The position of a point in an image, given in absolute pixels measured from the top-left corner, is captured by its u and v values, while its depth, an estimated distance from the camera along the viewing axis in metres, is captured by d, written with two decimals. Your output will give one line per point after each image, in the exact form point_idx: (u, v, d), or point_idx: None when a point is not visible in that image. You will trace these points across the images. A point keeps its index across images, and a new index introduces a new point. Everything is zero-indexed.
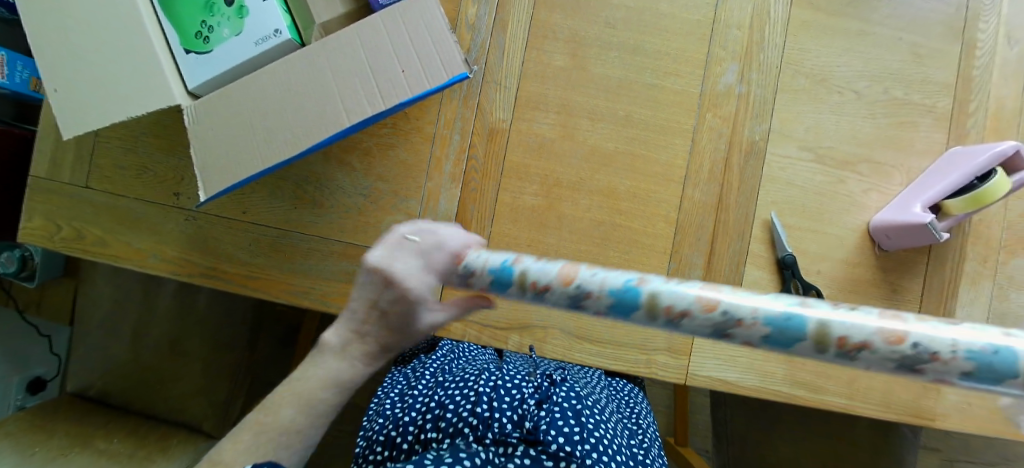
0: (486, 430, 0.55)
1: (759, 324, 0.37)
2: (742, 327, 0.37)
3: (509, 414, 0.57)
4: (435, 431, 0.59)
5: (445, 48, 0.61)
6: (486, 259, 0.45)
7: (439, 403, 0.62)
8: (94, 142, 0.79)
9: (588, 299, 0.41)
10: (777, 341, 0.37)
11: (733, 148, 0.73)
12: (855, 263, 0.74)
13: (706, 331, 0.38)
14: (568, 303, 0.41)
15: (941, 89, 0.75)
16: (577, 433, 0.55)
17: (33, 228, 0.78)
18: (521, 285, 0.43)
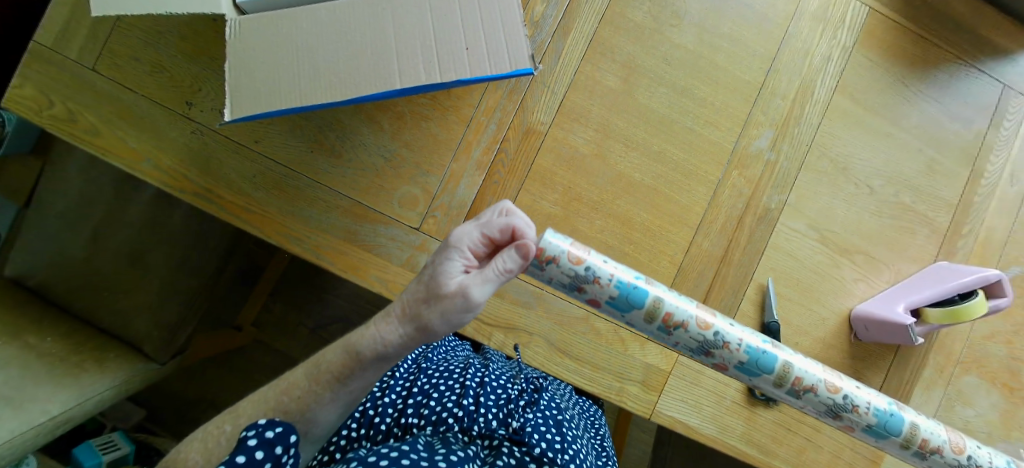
0: (472, 424, 0.57)
1: (774, 372, 0.58)
2: (854, 413, 0.59)
3: (496, 412, 0.59)
4: (415, 416, 0.60)
5: (514, 38, 0.60)
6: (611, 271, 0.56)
7: (422, 390, 0.63)
8: (114, 26, 0.75)
9: (721, 351, 0.58)
10: (786, 388, 0.59)
11: (748, 210, 0.76)
12: (830, 344, 0.77)
13: (741, 366, 0.58)
14: (697, 343, 0.58)
15: (943, 206, 0.80)
16: (558, 442, 0.59)
17: (21, 96, 0.72)
18: (653, 321, 0.57)
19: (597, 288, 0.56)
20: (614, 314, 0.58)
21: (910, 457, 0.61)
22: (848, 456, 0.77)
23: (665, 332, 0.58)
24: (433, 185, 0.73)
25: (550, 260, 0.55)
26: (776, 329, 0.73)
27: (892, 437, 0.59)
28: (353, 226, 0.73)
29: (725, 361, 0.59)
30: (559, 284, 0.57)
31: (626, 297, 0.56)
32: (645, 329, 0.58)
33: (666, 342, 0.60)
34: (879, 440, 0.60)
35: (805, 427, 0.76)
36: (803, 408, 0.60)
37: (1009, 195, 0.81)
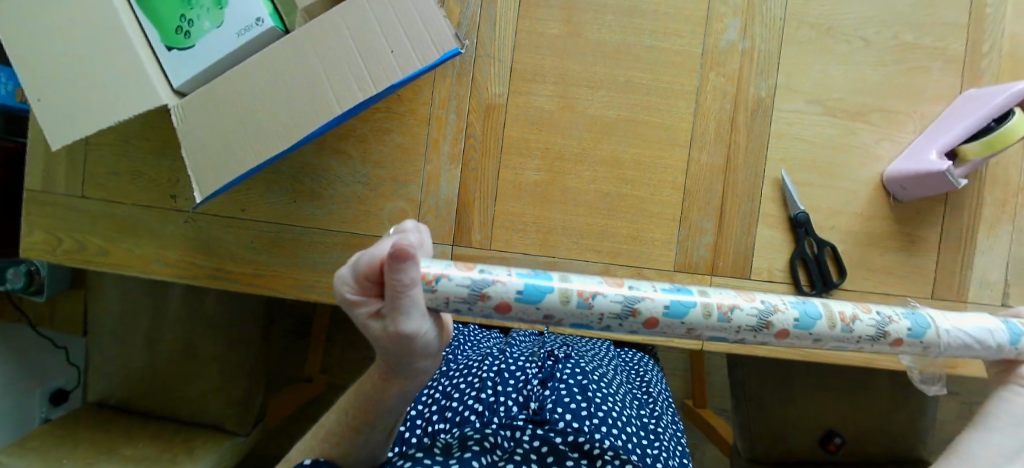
0: (493, 416, 0.59)
1: (677, 305, 0.43)
2: (779, 314, 0.44)
3: (515, 397, 0.61)
4: (442, 421, 0.62)
5: (433, 25, 0.58)
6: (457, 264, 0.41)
7: (445, 394, 0.65)
8: (84, 150, 0.78)
9: (643, 303, 0.42)
10: (712, 315, 0.43)
11: (738, 108, 0.71)
12: (869, 216, 0.73)
13: (658, 313, 0.42)
14: (617, 306, 0.42)
15: (952, 30, 0.72)
16: (585, 409, 0.59)
17: (33, 242, 0.77)
18: (568, 298, 0.41)
19: (499, 288, 0.41)
20: (523, 315, 0.42)
21: (840, 345, 0.46)
22: None
23: (586, 306, 0.42)
24: (416, 193, 0.73)
25: (438, 276, 0.40)
26: (805, 219, 0.70)
27: (821, 327, 0.45)
28: None
29: (653, 312, 0.42)
30: (458, 306, 0.41)
31: (537, 281, 0.41)
32: (561, 316, 0.42)
33: (588, 322, 0.43)
34: (817, 335, 0.45)
35: None
36: (739, 337, 0.45)
37: None
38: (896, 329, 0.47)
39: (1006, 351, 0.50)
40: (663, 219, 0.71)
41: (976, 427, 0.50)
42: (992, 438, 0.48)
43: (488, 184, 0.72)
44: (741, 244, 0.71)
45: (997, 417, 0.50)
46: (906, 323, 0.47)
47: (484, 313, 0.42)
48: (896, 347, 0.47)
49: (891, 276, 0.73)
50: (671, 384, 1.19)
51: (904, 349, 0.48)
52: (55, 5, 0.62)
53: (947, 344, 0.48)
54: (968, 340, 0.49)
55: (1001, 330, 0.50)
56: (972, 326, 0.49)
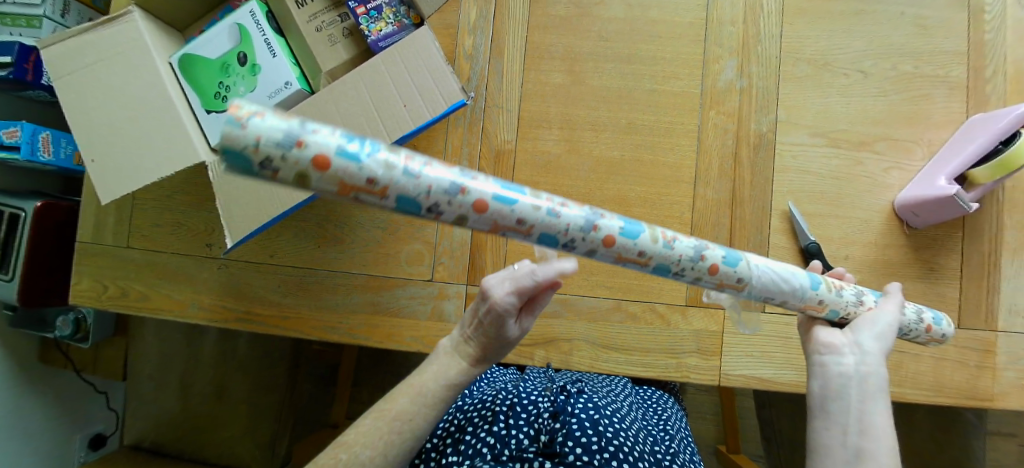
0: (504, 448, 0.60)
1: (505, 196, 0.37)
2: (605, 219, 0.41)
3: (526, 430, 0.62)
4: (454, 453, 0.62)
5: (443, 80, 0.65)
6: (268, 116, 0.32)
7: (459, 426, 0.67)
8: (131, 204, 0.84)
9: (472, 183, 0.37)
10: (542, 209, 0.38)
11: (740, 143, 0.73)
12: (883, 245, 0.72)
13: (481, 195, 0.36)
14: (444, 184, 0.35)
15: (952, 59, 0.73)
16: (595, 442, 0.58)
17: (83, 290, 0.83)
18: (395, 161, 0.34)
19: (317, 138, 0.32)
20: (345, 181, 0.33)
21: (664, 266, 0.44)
22: (955, 355, 0.70)
23: (412, 176, 0.35)
24: (432, 236, 0.78)
25: (254, 112, 0.31)
26: (816, 250, 0.69)
27: (646, 242, 0.42)
28: (376, 299, 0.78)
29: (481, 194, 0.37)
30: (268, 153, 0.31)
31: (355, 147, 0.33)
32: (385, 183, 0.34)
33: (416, 196, 0.35)
34: (643, 249, 0.42)
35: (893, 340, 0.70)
36: (569, 241, 0.40)
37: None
38: (713, 255, 0.45)
39: (810, 299, 0.51)
40: None
41: (816, 420, 0.47)
42: (833, 429, 0.46)
43: None
44: None
45: (828, 399, 0.47)
46: (721, 252, 0.46)
47: (299, 167, 0.32)
48: (717, 277, 0.46)
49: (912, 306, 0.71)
50: (700, 430, 1.15)
51: (727, 281, 0.46)
52: (110, 77, 0.69)
53: (763, 282, 0.48)
54: (776, 280, 0.48)
55: (806, 277, 0.51)
56: (780, 266, 0.49)
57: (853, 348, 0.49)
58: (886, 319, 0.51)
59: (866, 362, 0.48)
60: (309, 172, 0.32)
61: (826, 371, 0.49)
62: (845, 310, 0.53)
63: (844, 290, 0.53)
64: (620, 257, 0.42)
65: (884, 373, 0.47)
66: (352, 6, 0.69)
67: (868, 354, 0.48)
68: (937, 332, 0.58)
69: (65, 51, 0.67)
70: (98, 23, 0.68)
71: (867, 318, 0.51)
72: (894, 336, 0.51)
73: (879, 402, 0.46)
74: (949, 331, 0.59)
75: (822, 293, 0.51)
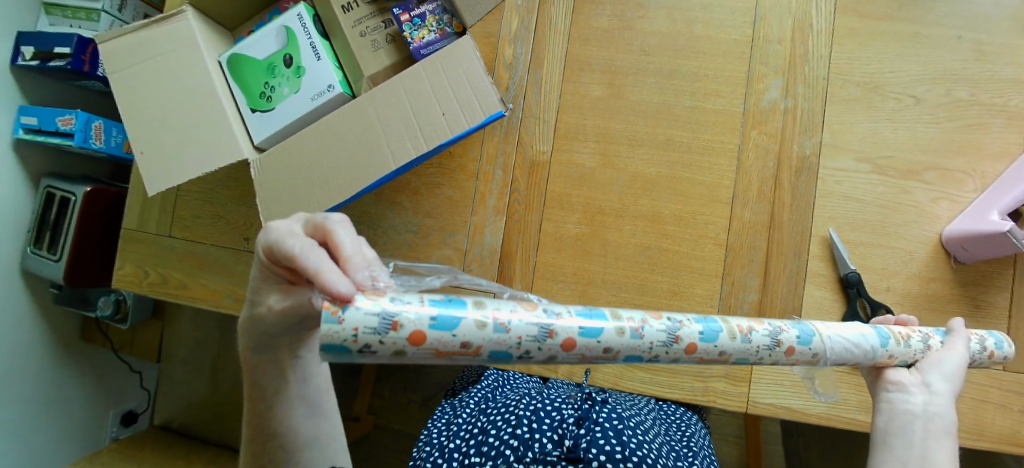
0: (527, 450, 0.60)
1: (587, 326, 0.37)
2: (685, 327, 0.40)
3: (549, 435, 0.60)
4: (477, 455, 0.63)
5: (481, 89, 0.66)
6: (357, 302, 0.33)
7: (481, 428, 0.68)
8: (175, 196, 0.87)
9: (559, 323, 0.36)
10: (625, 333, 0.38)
11: (782, 165, 0.71)
12: (928, 278, 0.69)
13: (571, 333, 0.36)
14: (533, 333, 0.35)
15: (1012, 87, 0.70)
16: (619, 452, 0.57)
17: (125, 274, 0.87)
18: (484, 319, 0.35)
19: (412, 315, 0.33)
20: (440, 348, 0.34)
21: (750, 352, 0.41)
22: (998, 396, 0.68)
23: (503, 330, 0.35)
24: (462, 242, 0.75)
25: (347, 304, 0.33)
26: (857, 280, 0.67)
27: (723, 340, 0.41)
28: None
29: (569, 332, 0.36)
30: (368, 341, 0.32)
31: (444, 316, 0.34)
32: (479, 344, 0.34)
33: (507, 349, 0.35)
34: (722, 349, 0.40)
35: None
36: (654, 357, 0.39)
37: None
38: (787, 338, 0.43)
39: (879, 356, 0.47)
40: (705, 275, 0.71)
41: (877, 452, 0.46)
42: (894, 463, 0.44)
43: (531, 235, 0.74)
44: (788, 301, 0.70)
45: (889, 434, 0.46)
46: (793, 331, 0.43)
47: (398, 346, 0.33)
48: (793, 358, 0.43)
49: None
50: (723, 451, 1.13)
51: (802, 360, 0.43)
52: (162, 72, 0.71)
53: (837, 351, 0.44)
54: (849, 346, 0.45)
55: (873, 334, 0.47)
56: (850, 331, 0.46)
57: (922, 388, 0.47)
58: (955, 361, 0.48)
59: (936, 402, 0.46)
60: (407, 348, 0.33)
61: (893, 408, 0.47)
62: (913, 357, 0.49)
63: (911, 338, 0.49)
64: (702, 359, 0.40)
65: (954, 416, 0.46)
66: (397, 13, 0.71)
67: (937, 394, 0.46)
68: (999, 357, 0.53)
69: (124, 46, 0.70)
70: (154, 20, 0.70)
71: (935, 359, 0.48)
72: (964, 377, 0.48)
73: (946, 442, 0.45)
74: (1012, 353, 0.54)
75: (890, 346, 0.47)
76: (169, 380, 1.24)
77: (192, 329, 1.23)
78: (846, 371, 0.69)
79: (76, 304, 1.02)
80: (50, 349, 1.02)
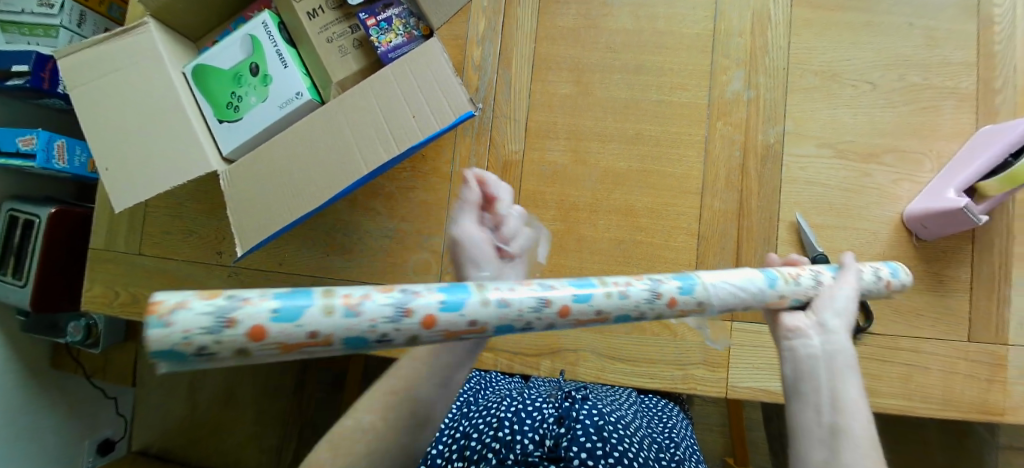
0: (508, 453, 0.59)
1: (447, 299, 0.32)
2: (555, 290, 0.35)
3: (531, 435, 0.61)
4: (460, 460, 0.63)
5: (450, 90, 0.66)
6: (185, 302, 0.27)
7: (463, 433, 0.68)
8: (144, 213, 0.86)
9: (416, 299, 0.32)
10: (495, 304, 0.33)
11: (748, 154, 0.73)
12: (892, 256, 0.72)
13: (435, 310, 0.32)
14: (388, 314, 0.30)
15: (961, 70, 0.73)
16: (600, 449, 0.58)
17: (94, 296, 0.84)
18: (331, 303, 0.29)
19: (250, 310, 0.28)
20: (286, 343, 0.28)
21: (630, 308, 0.37)
22: (965, 367, 0.70)
23: (354, 313, 0.30)
24: (439, 245, 0.76)
25: (181, 303, 0.27)
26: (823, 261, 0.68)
27: (600, 300, 0.37)
28: None
29: (427, 309, 0.32)
30: (203, 344, 0.27)
31: (285, 309, 0.28)
32: (329, 333, 0.29)
33: (362, 334, 0.30)
34: (599, 309, 0.36)
35: (900, 354, 0.71)
36: (525, 325, 0.35)
37: None
38: (669, 289, 0.39)
39: (770, 298, 0.43)
40: (680, 265, 0.72)
41: (791, 404, 0.41)
42: (806, 411, 0.40)
43: None
44: None
45: (798, 382, 0.41)
46: (676, 282, 0.40)
47: (238, 346, 0.27)
48: (677, 312, 0.39)
49: (921, 317, 0.71)
50: (708, 440, 1.14)
51: (688, 312, 0.40)
52: (125, 86, 0.70)
53: (723, 300, 0.41)
54: (735, 291, 0.41)
55: (760, 277, 0.42)
56: (738, 275, 0.42)
57: (818, 329, 0.42)
58: (846, 298, 0.44)
59: (833, 342, 0.42)
60: (249, 347, 0.28)
61: (795, 355, 0.42)
62: (806, 296, 0.44)
63: (801, 277, 0.45)
64: (578, 322, 0.36)
65: (853, 352, 0.42)
66: (363, 17, 0.71)
67: (834, 333, 0.42)
68: (897, 284, 0.49)
69: (83, 61, 0.69)
70: (114, 33, 0.69)
71: (826, 298, 0.44)
72: (856, 312, 0.44)
73: (851, 381, 0.40)
74: (909, 279, 0.50)
75: (780, 287, 0.43)
76: (145, 404, 1.20)
77: None
78: None
79: (46, 331, 0.99)
80: (17, 378, 0.98)
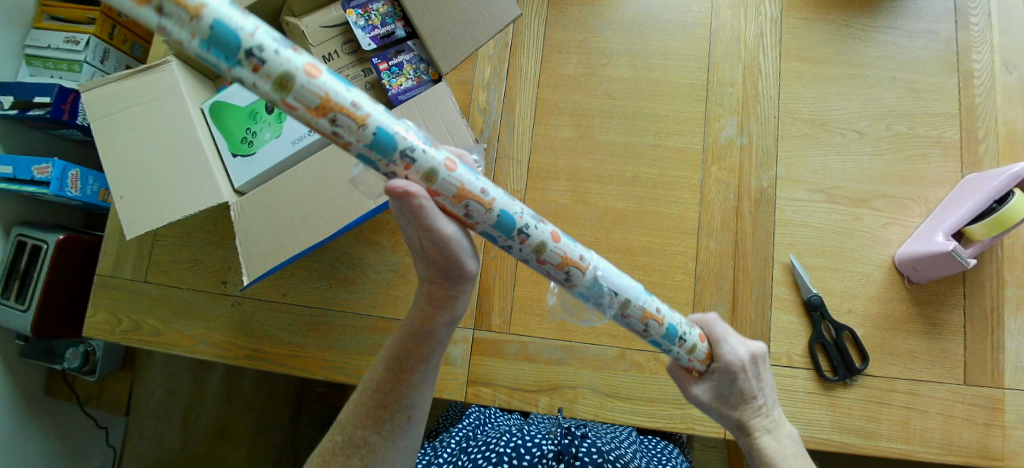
0: None
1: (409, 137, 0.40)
2: (445, 153, 0.42)
3: None
4: None
5: (456, 131, 0.70)
6: None
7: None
8: (152, 241, 0.87)
9: (307, 56, 0.37)
10: (384, 135, 0.39)
11: (742, 198, 0.76)
12: (885, 299, 0.74)
13: (386, 119, 0.39)
14: (364, 100, 0.38)
15: (945, 121, 0.77)
16: None
17: (96, 322, 0.85)
18: (325, 67, 0.37)
19: None
20: None
21: (507, 209, 0.44)
22: (963, 411, 0.70)
23: (240, 12, 0.34)
24: None
25: None
26: (819, 303, 0.72)
27: (488, 185, 0.44)
28: (384, 341, 0.79)
29: (315, 66, 0.37)
30: None
31: None
32: (366, 113, 0.38)
33: (239, 29, 0.34)
34: (485, 187, 0.43)
35: (898, 396, 0.71)
36: (405, 150, 0.40)
37: (1012, 83, 0.77)
38: (552, 227, 0.47)
39: (647, 305, 0.53)
40: (676, 303, 0.74)
41: None
42: None
43: (507, 270, 0.77)
44: (757, 327, 0.73)
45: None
46: (562, 231, 0.48)
47: None
48: (558, 247, 0.47)
49: (917, 360, 0.72)
50: None
51: (567, 253, 0.47)
52: (145, 120, 0.73)
53: (602, 277, 0.50)
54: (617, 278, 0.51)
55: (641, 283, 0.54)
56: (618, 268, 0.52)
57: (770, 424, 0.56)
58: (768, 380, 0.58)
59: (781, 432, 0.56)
60: None
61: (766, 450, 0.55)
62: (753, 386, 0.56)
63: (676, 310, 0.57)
64: (462, 190, 0.42)
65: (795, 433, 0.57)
66: (376, 62, 0.75)
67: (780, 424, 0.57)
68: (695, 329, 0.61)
69: (108, 95, 0.72)
70: (139, 70, 0.73)
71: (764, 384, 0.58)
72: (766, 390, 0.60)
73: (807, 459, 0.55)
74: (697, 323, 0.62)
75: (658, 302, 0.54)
76: (137, 436, 1.18)
77: (162, 378, 1.18)
78: (817, 393, 0.71)
79: (43, 357, 0.99)
80: (12, 404, 0.98)
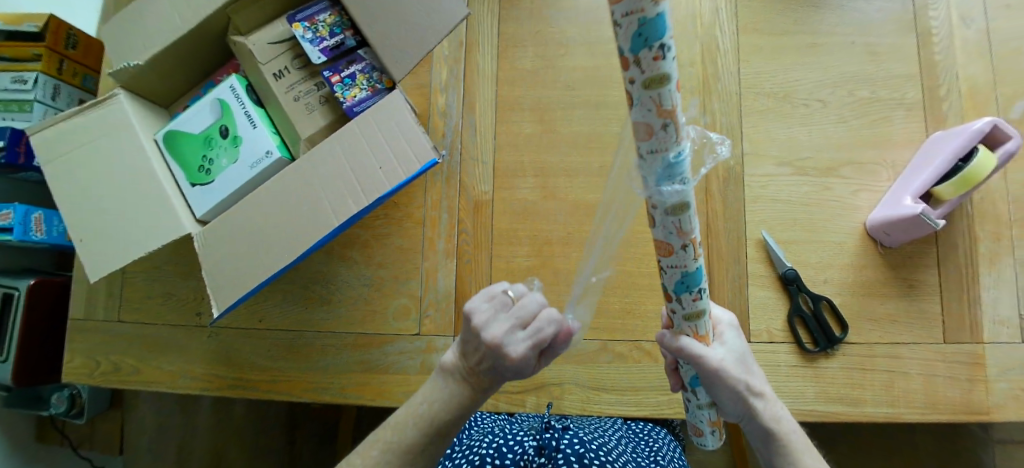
0: None
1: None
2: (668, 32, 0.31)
3: None
4: None
5: (414, 140, 0.67)
6: None
7: None
8: (121, 278, 0.85)
9: None
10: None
11: (710, 178, 0.75)
12: (860, 266, 0.74)
13: None
14: None
15: (905, 81, 0.77)
16: None
17: (74, 367, 0.83)
18: None
19: None
20: None
21: (669, 13, 0.31)
22: (945, 369, 0.71)
23: None
24: (417, 288, 0.78)
25: None
26: (795, 276, 0.71)
27: (669, 71, 0.32)
28: (365, 357, 0.77)
29: None
30: None
31: None
32: None
33: None
34: (661, 57, 0.31)
35: (880, 361, 0.71)
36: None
37: (969, 38, 0.76)
38: (676, 139, 0.36)
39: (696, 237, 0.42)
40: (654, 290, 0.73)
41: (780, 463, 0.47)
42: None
43: (482, 273, 0.77)
44: (735, 305, 0.73)
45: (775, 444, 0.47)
46: (680, 147, 0.36)
47: None
48: (655, 144, 0.35)
49: (896, 323, 0.72)
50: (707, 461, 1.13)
51: (664, 151, 0.36)
52: (96, 158, 0.71)
53: (673, 201, 0.38)
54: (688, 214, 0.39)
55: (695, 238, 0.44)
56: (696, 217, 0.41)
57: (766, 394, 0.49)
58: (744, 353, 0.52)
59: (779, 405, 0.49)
60: None
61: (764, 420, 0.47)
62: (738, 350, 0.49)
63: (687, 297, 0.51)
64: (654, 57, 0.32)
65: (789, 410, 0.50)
66: (327, 75, 0.74)
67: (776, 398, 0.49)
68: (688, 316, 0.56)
69: (55, 136, 0.71)
70: (85, 107, 0.71)
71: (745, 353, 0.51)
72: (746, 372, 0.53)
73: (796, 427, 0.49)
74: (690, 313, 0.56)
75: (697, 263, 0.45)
76: None
77: (153, 413, 1.16)
78: (799, 366, 0.71)
79: (29, 404, 0.99)
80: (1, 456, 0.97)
